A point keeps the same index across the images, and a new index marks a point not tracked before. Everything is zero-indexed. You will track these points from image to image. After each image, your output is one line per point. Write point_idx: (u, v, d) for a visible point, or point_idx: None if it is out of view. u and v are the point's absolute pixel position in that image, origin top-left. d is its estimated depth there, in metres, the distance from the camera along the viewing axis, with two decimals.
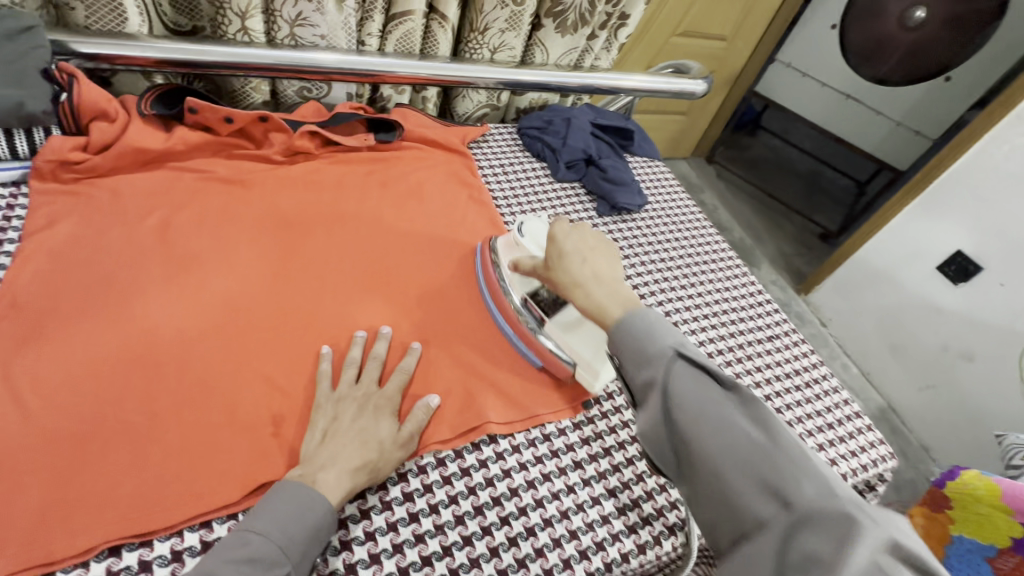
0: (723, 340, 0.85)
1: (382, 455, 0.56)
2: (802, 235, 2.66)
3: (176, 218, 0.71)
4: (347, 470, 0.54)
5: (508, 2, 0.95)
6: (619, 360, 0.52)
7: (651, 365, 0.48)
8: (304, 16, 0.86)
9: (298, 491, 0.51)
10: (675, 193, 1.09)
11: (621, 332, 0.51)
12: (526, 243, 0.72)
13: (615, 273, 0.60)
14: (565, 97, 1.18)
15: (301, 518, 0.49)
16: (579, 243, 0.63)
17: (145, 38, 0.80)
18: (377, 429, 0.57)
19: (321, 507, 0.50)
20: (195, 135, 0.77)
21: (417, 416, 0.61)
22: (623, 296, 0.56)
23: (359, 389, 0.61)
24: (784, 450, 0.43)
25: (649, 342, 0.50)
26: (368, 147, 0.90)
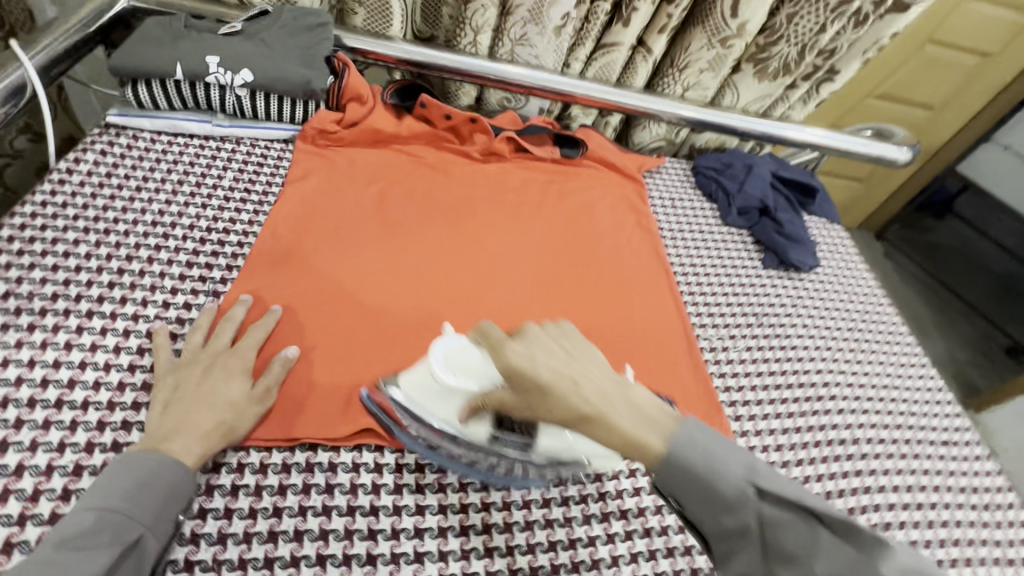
0: (888, 430, 0.76)
1: (237, 415, 0.56)
2: (982, 343, 2.27)
3: (391, 191, 0.84)
4: (202, 433, 0.53)
5: (716, 44, 0.96)
6: (682, 502, 0.46)
7: (737, 511, 0.43)
8: (527, 37, 0.96)
9: (144, 459, 0.49)
10: (853, 261, 1.01)
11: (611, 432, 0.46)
12: (460, 383, 0.54)
13: (607, 375, 0.50)
14: (746, 143, 1.16)
15: (154, 483, 0.49)
16: (547, 356, 0.50)
17: (396, 40, 0.96)
18: (224, 390, 0.56)
19: (175, 468, 0.50)
20: (419, 126, 0.91)
21: (275, 370, 0.60)
22: (646, 412, 0.48)
23: (205, 351, 0.60)
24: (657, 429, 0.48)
25: (720, 481, 0.44)
26: (552, 159, 0.97)
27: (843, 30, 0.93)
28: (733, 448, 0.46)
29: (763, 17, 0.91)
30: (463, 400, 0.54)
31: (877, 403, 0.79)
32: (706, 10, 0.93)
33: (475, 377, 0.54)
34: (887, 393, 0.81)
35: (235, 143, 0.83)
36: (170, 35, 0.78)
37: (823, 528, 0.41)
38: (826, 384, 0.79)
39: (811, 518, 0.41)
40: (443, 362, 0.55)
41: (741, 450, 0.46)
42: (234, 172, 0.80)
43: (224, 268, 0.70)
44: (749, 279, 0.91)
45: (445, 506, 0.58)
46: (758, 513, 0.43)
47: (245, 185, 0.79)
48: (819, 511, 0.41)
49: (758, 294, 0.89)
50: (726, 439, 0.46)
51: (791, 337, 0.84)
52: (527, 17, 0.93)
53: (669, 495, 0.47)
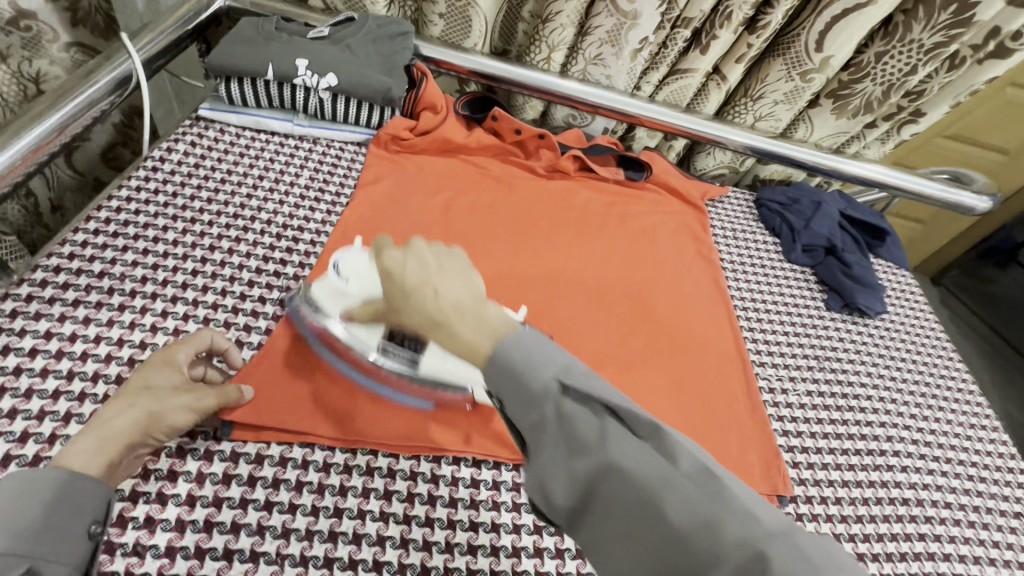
0: (957, 495, 0.71)
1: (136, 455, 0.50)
2: None
3: (456, 201, 0.85)
4: (113, 448, 0.47)
5: (795, 77, 0.94)
6: (536, 415, 0.37)
7: (539, 405, 0.37)
8: (601, 57, 0.97)
9: (48, 476, 0.44)
10: (921, 311, 0.97)
11: (497, 373, 0.39)
12: (350, 286, 0.62)
13: (474, 294, 0.44)
14: (813, 177, 1.13)
15: (63, 503, 0.43)
16: (420, 264, 0.46)
17: (472, 52, 0.97)
18: (169, 416, 0.51)
19: (80, 486, 0.44)
20: (488, 138, 0.92)
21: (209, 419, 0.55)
22: (493, 324, 0.42)
23: (167, 365, 0.54)
24: (587, 417, 0.36)
25: (531, 377, 0.38)
26: (616, 180, 0.97)
27: (936, 73, 0.90)
28: (555, 347, 0.40)
29: (849, 53, 0.89)
30: (350, 304, 0.61)
31: (944, 464, 0.74)
32: (788, 41, 0.91)
33: (358, 281, 0.62)
34: (957, 455, 0.76)
35: (313, 144, 0.86)
36: (262, 36, 0.82)
37: (616, 418, 0.36)
38: (889, 439, 0.75)
39: (611, 409, 0.36)
40: (342, 266, 0.63)
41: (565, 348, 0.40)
42: (310, 172, 0.83)
43: (297, 265, 0.72)
44: (810, 318, 0.88)
45: (498, 524, 0.56)
46: (558, 408, 0.37)
47: (320, 185, 0.81)
48: (626, 408, 0.36)
49: (821, 336, 0.86)
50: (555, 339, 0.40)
51: (853, 385, 0.80)
52: (604, 38, 0.93)
53: (491, 395, 0.40)
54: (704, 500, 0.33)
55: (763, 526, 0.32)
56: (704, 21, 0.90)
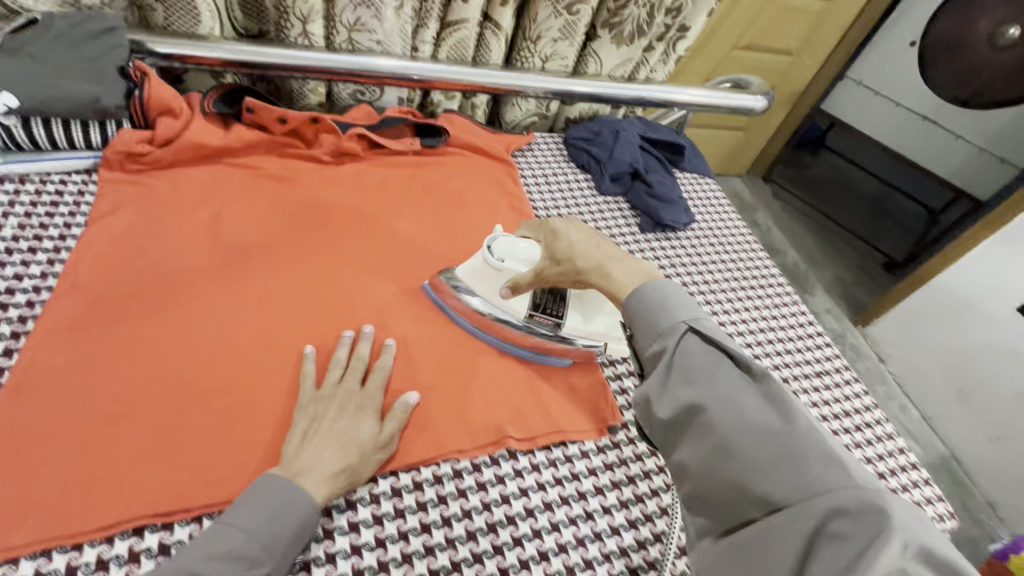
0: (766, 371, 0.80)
1: (363, 459, 0.55)
2: (864, 263, 2.55)
3: (226, 211, 0.75)
4: (326, 471, 0.52)
5: (562, 12, 0.92)
6: (666, 363, 0.48)
7: (663, 338, 0.49)
8: (362, 21, 0.89)
9: (268, 488, 0.49)
10: (723, 213, 1.05)
11: (637, 305, 0.53)
12: (507, 264, 0.69)
13: (626, 255, 0.61)
14: (617, 109, 1.15)
15: (288, 514, 0.48)
16: (582, 239, 0.64)
17: (214, 40, 0.85)
18: (357, 431, 0.56)
19: (307, 506, 0.49)
20: (251, 133, 0.80)
21: (399, 413, 0.60)
22: (639, 271, 0.58)
23: (341, 388, 0.60)
24: (756, 399, 0.45)
25: (662, 316, 0.51)
26: (414, 151, 0.91)
27: None
28: (694, 306, 0.52)
29: None
30: (506, 279, 0.69)
31: (757, 347, 0.83)
32: None
33: (511, 259, 0.69)
34: (765, 337, 0.85)
35: (18, 183, 0.69)
36: None
37: (729, 361, 0.47)
38: None
39: (725, 358, 0.47)
40: (494, 249, 0.70)
41: (696, 306, 0.51)
42: (18, 218, 0.67)
43: (9, 336, 0.57)
44: (628, 245, 0.91)
45: (306, 562, 0.51)
46: (679, 344, 0.49)
47: (34, 231, 0.66)
48: (731, 351, 0.47)
49: (638, 259, 0.90)
50: (689, 297, 0.52)
51: None
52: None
53: (627, 328, 0.54)
54: (784, 442, 0.42)
55: (825, 476, 0.40)
56: None
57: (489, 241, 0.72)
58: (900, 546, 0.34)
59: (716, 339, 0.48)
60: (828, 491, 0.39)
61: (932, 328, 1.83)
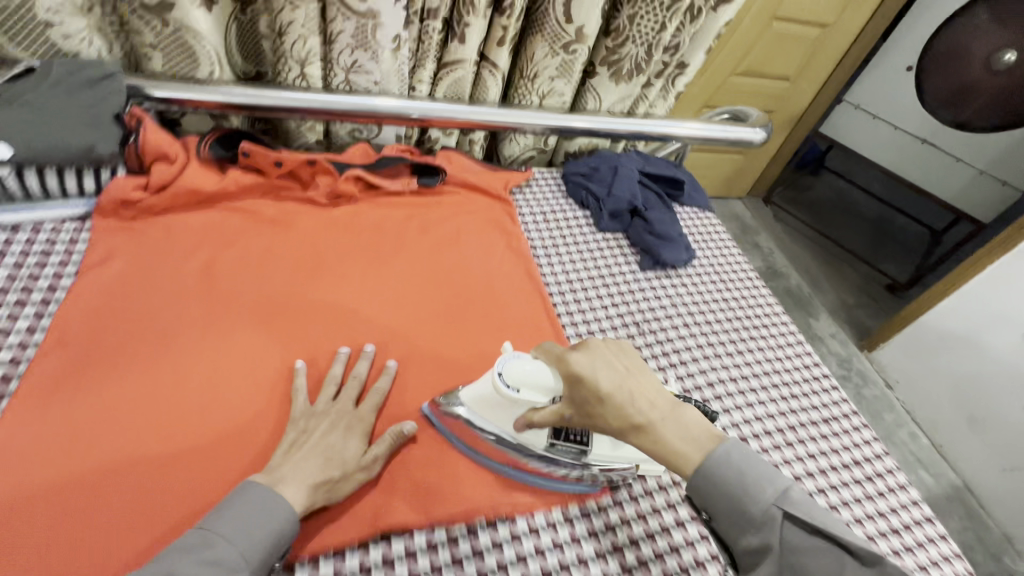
0: (769, 416, 0.78)
1: (344, 476, 0.57)
2: (867, 285, 2.52)
3: (220, 258, 0.75)
4: (308, 480, 0.54)
5: (560, 51, 0.92)
6: (746, 535, 0.49)
7: (761, 530, 0.49)
8: (359, 63, 0.88)
9: (255, 501, 0.50)
10: (725, 248, 1.03)
11: (704, 482, 0.51)
12: (524, 396, 0.57)
13: (669, 398, 0.56)
14: (616, 143, 1.15)
15: (270, 522, 0.49)
16: (608, 368, 0.56)
17: (211, 83, 0.85)
18: (343, 448, 0.58)
19: (287, 515, 0.50)
20: (246, 177, 0.80)
21: (392, 438, 0.62)
22: (693, 429, 0.55)
23: (334, 407, 0.63)
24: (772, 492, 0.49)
25: (749, 502, 0.49)
26: (410, 190, 0.91)
27: (682, 27, 0.92)
28: (771, 471, 0.51)
29: (599, 20, 0.88)
30: (517, 407, 0.59)
31: (760, 394, 0.80)
32: (540, 16, 0.88)
33: (527, 387, 0.57)
34: (769, 382, 0.82)
35: (10, 231, 0.69)
36: None
37: (849, 557, 0.46)
38: (709, 384, 0.79)
39: (840, 552, 0.46)
40: (504, 374, 0.57)
41: (774, 470, 0.51)
42: (8, 267, 0.66)
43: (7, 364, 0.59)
44: (629, 284, 0.90)
45: None
46: (743, 483, 0.50)
47: (22, 281, 0.66)
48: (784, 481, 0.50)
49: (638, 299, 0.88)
50: (760, 460, 0.52)
51: (674, 340, 0.84)
52: (353, 43, 0.85)
53: (701, 510, 0.53)
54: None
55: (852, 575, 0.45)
56: (452, 8, 0.85)
57: (495, 366, 0.59)
58: None
59: (806, 515, 0.48)
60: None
61: (937, 354, 1.80)
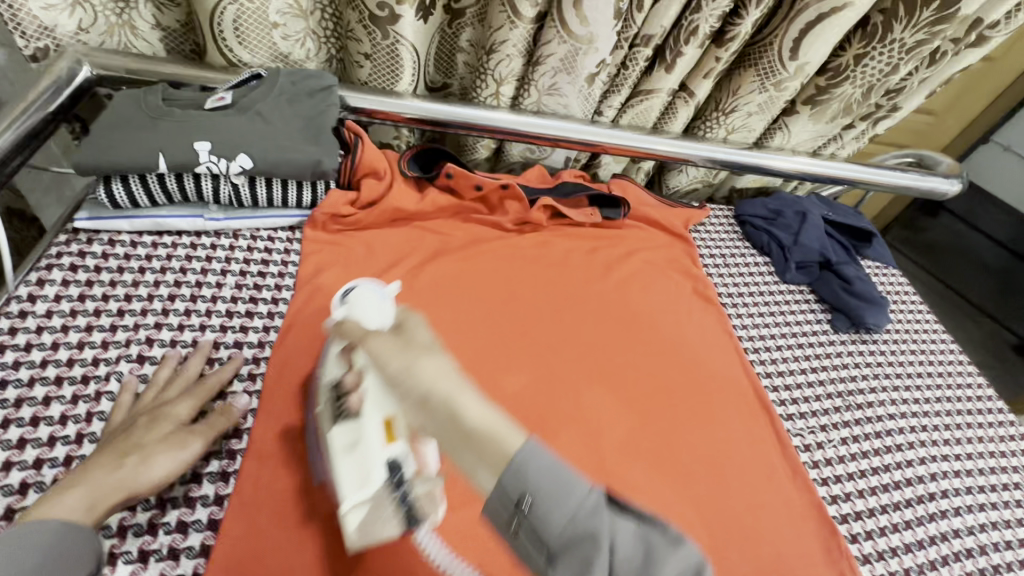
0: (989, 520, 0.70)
1: (140, 464, 0.48)
2: (987, 343, 2.16)
3: (419, 278, 0.74)
4: (107, 490, 0.46)
5: (769, 87, 0.86)
6: (532, 502, 0.34)
7: (569, 505, 0.34)
8: (557, 87, 0.86)
9: (39, 526, 0.42)
10: (918, 311, 0.94)
11: (523, 474, 0.34)
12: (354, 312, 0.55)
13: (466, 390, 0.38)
14: (790, 183, 1.07)
15: (63, 557, 0.41)
16: (422, 333, 0.46)
17: (409, 97, 0.84)
18: (141, 436, 0.50)
19: (72, 533, 0.43)
20: (445, 198, 0.79)
21: (218, 420, 0.55)
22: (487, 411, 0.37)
23: (142, 406, 0.54)
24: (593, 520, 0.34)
25: (571, 496, 0.34)
26: (592, 223, 0.87)
27: (916, 69, 0.83)
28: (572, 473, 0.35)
29: (823, 59, 0.81)
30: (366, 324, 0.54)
31: (980, 495, 0.72)
32: (761, 50, 0.82)
33: (357, 310, 0.55)
34: (998, 481, 0.74)
35: (233, 239, 0.71)
36: (147, 115, 0.65)
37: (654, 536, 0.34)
38: (934, 476, 0.72)
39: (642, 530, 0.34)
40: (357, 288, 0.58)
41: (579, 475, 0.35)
42: (236, 276, 0.68)
43: (84, 420, 0.54)
44: (821, 345, 0.83)
45: None
46: (600, 524, 0.33)
47: (249, 292, 0.67)
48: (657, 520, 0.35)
49: (832, 365, 0.81)
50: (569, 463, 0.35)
51: (880, 418, 0.76)
52: (558, 67, 0.82)
53: (512, 491, 0.34)
54: None
55: None
56: (667, 36, 0.80)
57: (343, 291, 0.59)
58: None
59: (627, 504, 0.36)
60: None
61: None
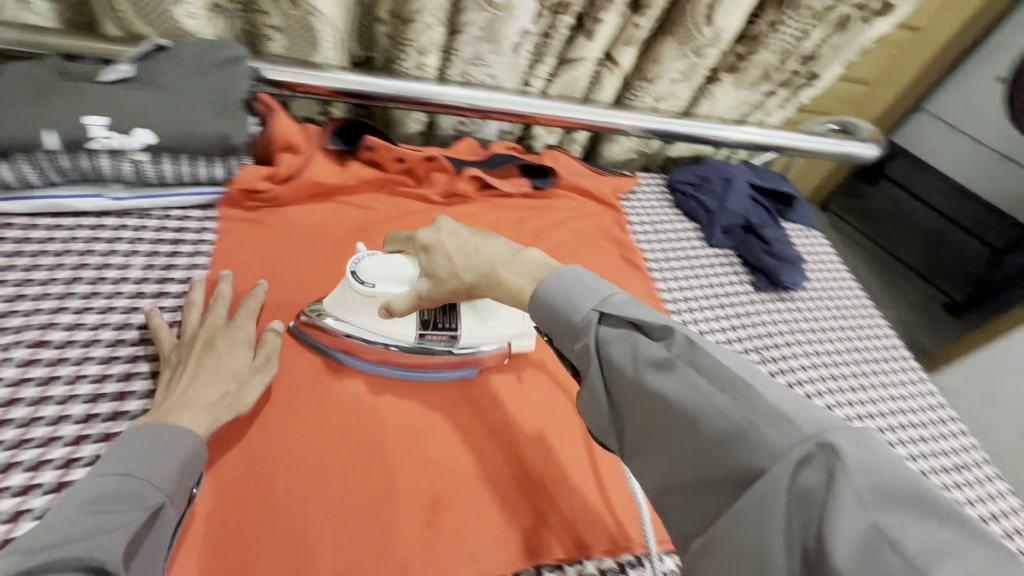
0: None
1: (241, 386, 0.56)
2: (923, 303, 2.29)
3: (343, 253, 0.73)
4: (210, 403, 0.53)
5: (689, 54, 0.87)
6: (551, 338, 0.48)
7: (582, 335, 0.45)
8: (481, 56, 0.85)
9: (156, 429, 0.48)
10: (835, 270, 0.99)
11: (542, 313, 0.48)
12: (379, 289, 0.60)
13: (510, 251, 0.54)
14: (720, 150, 1.10)
15: (172, 449, 0.47)
16: (454, 238, 0.57)
17: (328, 69, 0.82)
18: (228, 360, 0.57)
19: (189, 438, 0.49)
20: (367, 171, 0.78)
21: (273, 337, 0.62)
22: (538, 264, 0.52)
23: (203, 327, 0.59)
24: (618, 350, 0.43)
25: (572, 311, 0.46)
26: (522, 193, 0.88)
27: (826, 35, 0.86)
28: (589, 287, 0.47)
29: (739, 25, 0.83)
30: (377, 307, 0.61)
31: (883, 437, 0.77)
32: (680, 16, 0.83)
33: (381, 282, 0.60)
34: (898, 421, 0.79)
35: (142, 218, 0.68)
36: (33, 90, 0.61)
37: (641, 336, 0.42)
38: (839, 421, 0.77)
39: (632, 330, 0.43)
40: (359, 270, 0.61)
41: (595, 280, 0.47)
42: (144, 257, 0.65)
43: None
44: (742, 305, 0.87)
45: None
46: (598, 334, 0.44)
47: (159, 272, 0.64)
48: (639, 320, 0.43)
49: (752, 323, 0.85)
50: (593, 276, 0.48)
51: (793, 371, 0.81)
52: (480, 35, 0.81)
53: (542, 331, 0.49)
54: (756, 401, 0.36)
55: (803, 434, 0.33)
56: (586, 4, 0.81)
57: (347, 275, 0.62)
58: (820, 450, 0.32)
59: (625, 310, 0.44)
60: (781, 452, 0.33)
61: (1004, 380, 1.51)
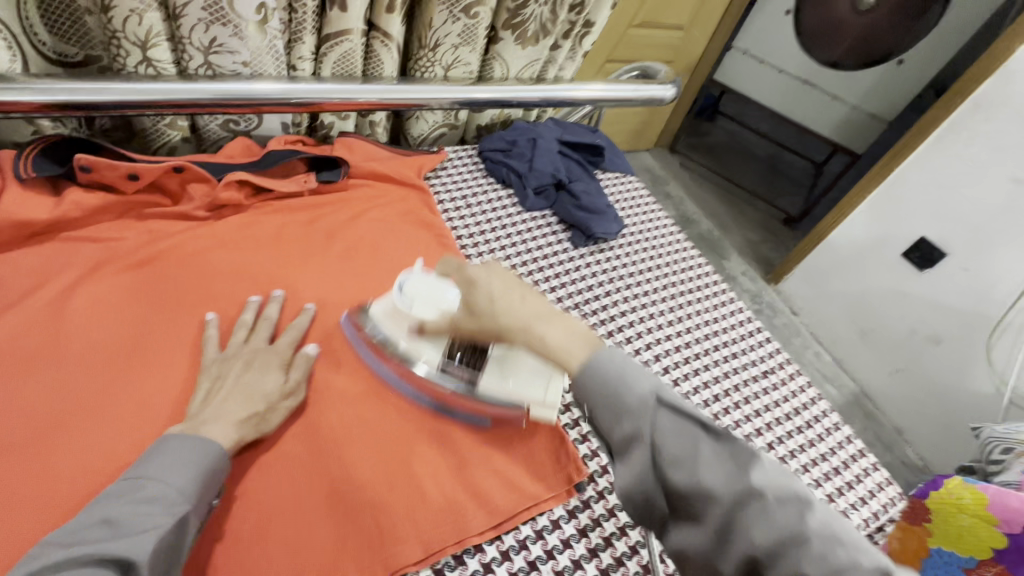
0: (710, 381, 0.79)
1: (269, 409, 0.56)
2: (765, 220, 2.51)
3: (75, 298, 0.60)
4: (237, 418, 0.52)
5: (459, 15, 0.83)
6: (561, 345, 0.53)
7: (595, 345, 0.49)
8: (219, 42, 0.73)
9: (183, 441, 0.47)
10: (650, 211, 1.03)
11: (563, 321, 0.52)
12: (416, 307, 0.62)
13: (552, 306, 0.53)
14: (528, 111, 1.09)
15: (196, 461, 0.47)
16: (502, 281, 0.55)
17: (19, 78, 0.63)
18: (263, 383, 0.56)
19: (212, 447, 0.48)
20: (93, 198, 0.64)
21: (305, 363, 0.61)
22: (577, 331, 0.50)
23: (245, 346, 0.60)
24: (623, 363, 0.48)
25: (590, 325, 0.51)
26: (309, 190, 0.79)
27: None
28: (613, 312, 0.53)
29: None
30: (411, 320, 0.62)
31: (704, 360, 0.81)
32: None
33: (419, 303, 0.62)
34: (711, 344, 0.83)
35: None
36: None
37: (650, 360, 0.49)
38: (657, 358, 0.79)
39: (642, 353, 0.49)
40: (403, 286, 0.63)
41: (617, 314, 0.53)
42: None
43: None
44: (560, 263, 0.87)
45: None
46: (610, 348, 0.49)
47: None
48: None
49: (570, 280, 0.85)
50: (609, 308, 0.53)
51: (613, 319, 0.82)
52: (206, 17, 0.70)
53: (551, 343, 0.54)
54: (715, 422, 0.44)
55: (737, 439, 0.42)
56: None
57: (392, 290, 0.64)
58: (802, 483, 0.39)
59: None
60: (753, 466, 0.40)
61: (828, 275, 1.72)
